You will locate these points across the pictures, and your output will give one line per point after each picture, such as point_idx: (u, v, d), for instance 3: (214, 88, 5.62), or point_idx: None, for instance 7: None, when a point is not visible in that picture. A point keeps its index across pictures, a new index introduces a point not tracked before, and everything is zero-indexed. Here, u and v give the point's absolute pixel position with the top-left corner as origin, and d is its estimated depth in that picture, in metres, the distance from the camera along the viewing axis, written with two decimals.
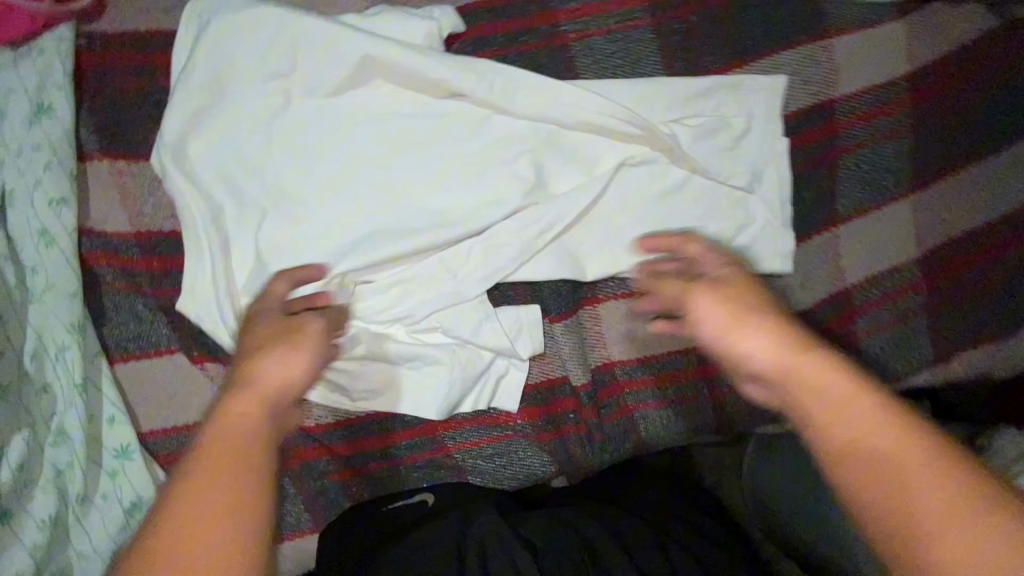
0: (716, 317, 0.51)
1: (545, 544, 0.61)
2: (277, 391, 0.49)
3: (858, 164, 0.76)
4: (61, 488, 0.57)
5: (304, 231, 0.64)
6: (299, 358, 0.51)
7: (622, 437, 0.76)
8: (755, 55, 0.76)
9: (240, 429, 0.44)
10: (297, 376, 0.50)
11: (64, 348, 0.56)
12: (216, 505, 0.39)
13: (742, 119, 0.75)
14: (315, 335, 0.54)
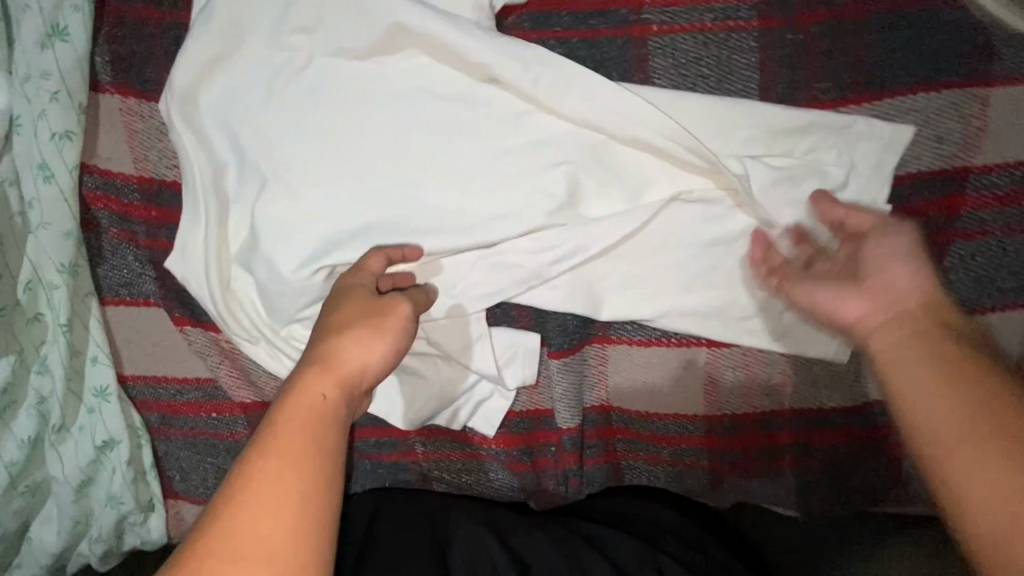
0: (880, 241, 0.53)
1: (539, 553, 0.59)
2: (354, 380, 0.46)
3: (977, 257, 0.61)
4: (42, 415, 0.59)
5: (302, 208, 0.59)
6: (382, 348, 0.48)
7: (602, 481, 0.73)
8: (881, 92, 0.60)
9: (317, 419, 0.41)
10: (373, 368, 0.47)
11: (57, 285, 0.57)
12: (287, 505, 0.37)
13: (841, 171, 0.60)
14: (400, 324, 0.50)
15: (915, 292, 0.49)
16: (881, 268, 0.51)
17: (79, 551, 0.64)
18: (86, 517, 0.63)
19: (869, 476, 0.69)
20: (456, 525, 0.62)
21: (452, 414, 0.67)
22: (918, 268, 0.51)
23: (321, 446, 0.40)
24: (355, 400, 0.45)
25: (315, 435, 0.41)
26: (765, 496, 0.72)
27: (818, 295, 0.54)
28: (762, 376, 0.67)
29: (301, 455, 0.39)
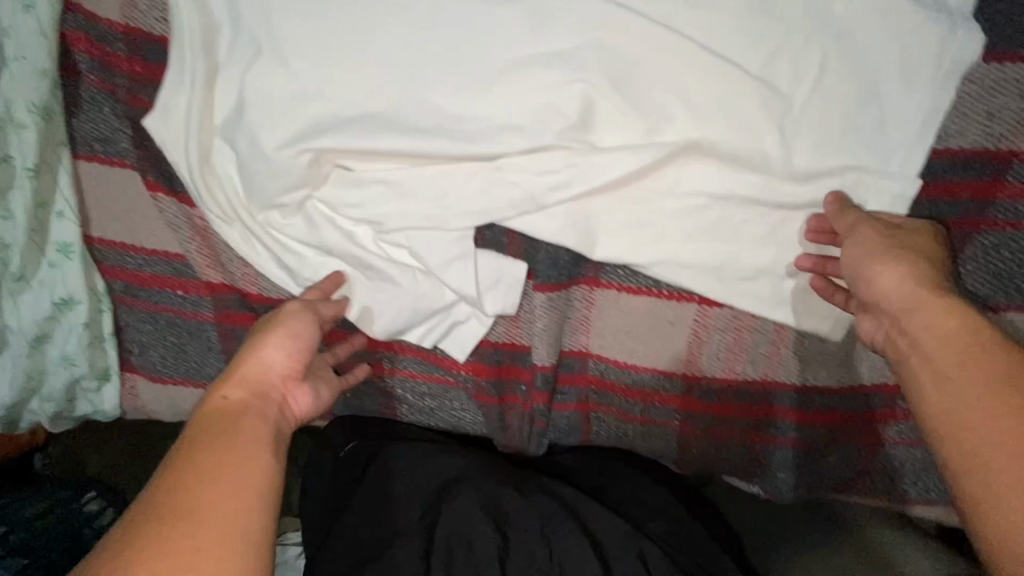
0: (871, 251, 0.52)
1: (513, 531, 0.58)
2: (269, 383, 0.52)
3: (1002, 249, 0.57)
4: (1, 261, 0.56)
5: (294, 87, 0.55)
6: (283, 342, 0.54)
7: (568, 428, 0.71)
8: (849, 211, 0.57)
9: (231, 419, 0.47)
10: (275, 364, 0.53)
11: (24, 126, 0.53)
12: (237, 487, 0.43)
13: (871, 132, 0.56)
14: (298, 317, 0.55)
15: (887, 286, 0.50)
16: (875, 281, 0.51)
17: (31, 408, 0.63)
18: (39, 374, 0.61)
19: (840, 463, 0.67)
20: (449, 506, 0.59)
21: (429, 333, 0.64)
22: (894, 262, 0.51)
23: (238, 440, 0.46)
24: (271, 396, 0.51)
25: (237, 432, 0.47)
26: (732, 468, 0.70)
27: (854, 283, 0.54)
28: (751, 343, 0.64)
29: (229, 456, 0.44)
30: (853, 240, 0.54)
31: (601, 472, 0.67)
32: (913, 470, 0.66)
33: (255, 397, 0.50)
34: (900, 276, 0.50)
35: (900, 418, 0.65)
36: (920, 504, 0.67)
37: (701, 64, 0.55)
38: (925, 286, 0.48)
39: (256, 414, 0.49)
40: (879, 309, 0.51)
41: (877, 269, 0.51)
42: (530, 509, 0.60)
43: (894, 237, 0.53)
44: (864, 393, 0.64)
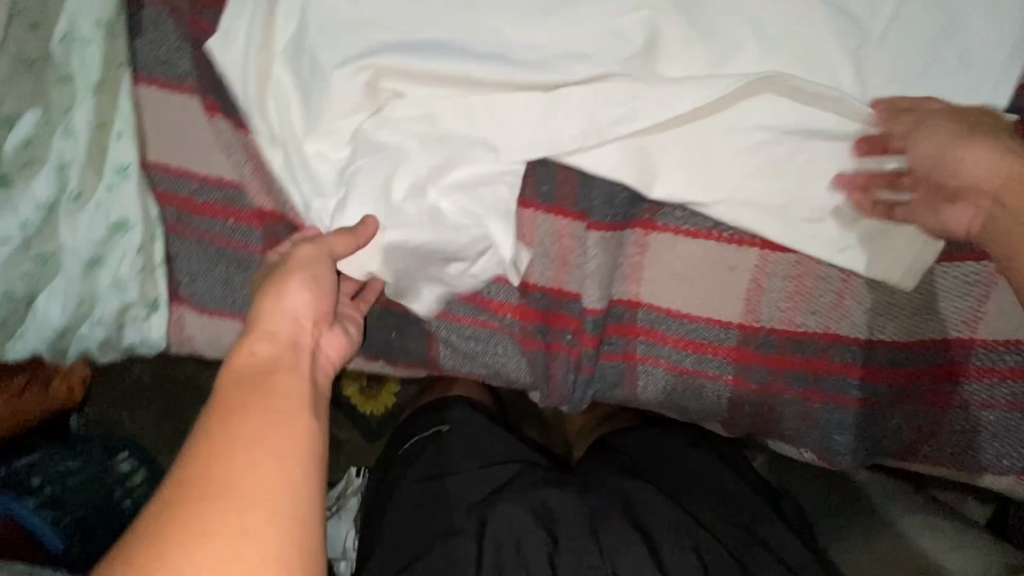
0: (951, 133, 0.50)
1: (561, 525, 0.67)
2: (296, 331, 0.49)
3: None
4: (61, 180, 0.57)
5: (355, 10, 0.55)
6: (305, 286, 0.51)
7: (614, 380, 0.68)
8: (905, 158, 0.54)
9: (261, 375, 0.44)
10: (302, 312, 0.50)
11: (89, 42, 0.54)
12: (278, 454, 0.39)
13: (954, 63, 0.53)
14: (315, 264, 0.52)
15: (984, 166, 0.48)
16: (966, 163, 0.49)
17: (82, 333, 0.64)
18: (91, 298, 0.62)
19: (904, 425, 0.64)
20: (501, 506, 0.68)
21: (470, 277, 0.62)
22: (983, 141, 0.49)
23: (272, 399, 0.42)
24: (297, 347, 0.48)
25: (269, 393, 0.43)
26: (786, 427, 0.67)
27: (935, 171, 0.51)
28: (813, 290, 0.61)
29: (264, 422, 0.41)
30: (928, 130, 0.51)
31: (641, 466, 0.76)
32: (986, 433, 0.62)
33: (279, 350, 0.46)
34: (992, 154, 0.48)
35: (973, 375, 0.60)
36: (992, 471, 0.63)
37: None
38: (1020, 160, 0.47)
39: (288, 367, 0.45)
40: (972, 192, 0.49)
41: (965, 155, 0.49)
42: (579, 512, 0.69)
43: (968, 117, 0.51)
44: (934, 347, 0.61)
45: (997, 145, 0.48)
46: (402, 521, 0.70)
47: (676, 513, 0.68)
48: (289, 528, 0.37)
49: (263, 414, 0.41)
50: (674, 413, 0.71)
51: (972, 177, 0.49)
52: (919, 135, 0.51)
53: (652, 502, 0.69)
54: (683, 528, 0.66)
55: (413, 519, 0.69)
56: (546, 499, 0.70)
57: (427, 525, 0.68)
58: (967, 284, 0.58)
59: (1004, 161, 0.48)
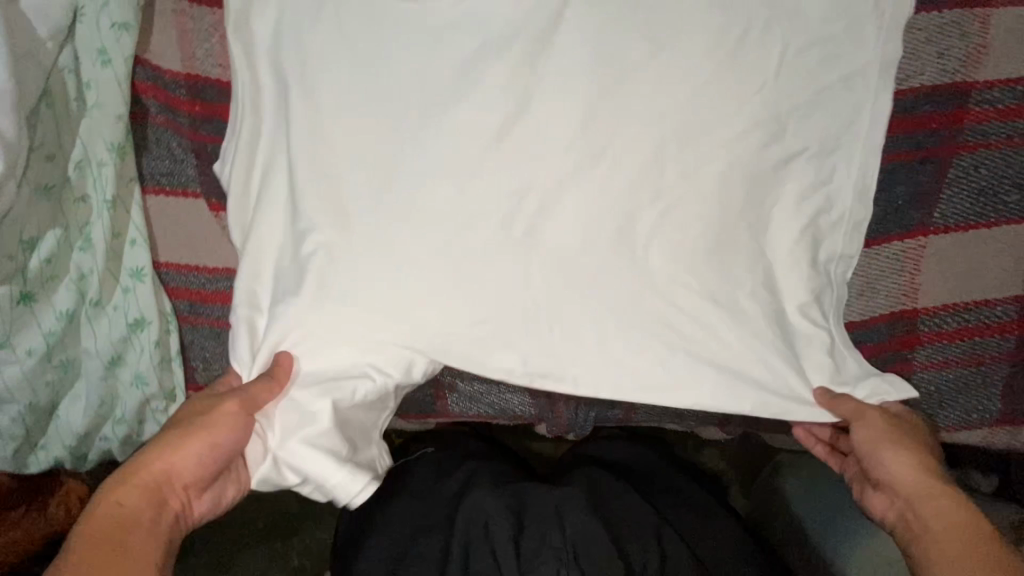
0: (873, 432, 0.62)
1: (528, 516, 0.76)
2: (171, 490, 0.56)
3: (979, 171, 0.64)
4: (80, 291, 0.62)
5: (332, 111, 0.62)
6: (202, 446, 0.57)
7: (612, 400, 0.73)
8: (819, 166, 0.64)
9: (115, 532, 0.52)
10: (185, 466, 0.57)
11: (103, 164, 0.61)
12: None
13: (844, 80, 0.63)
14: (228, 417, 0.58)
15: (906, 473, 0.59)
16: (886, 462, 0.61)
17: (103, 434, 0.67)
18: (112, 396, 0.66)
19: None
20: (476, 493, 0.77)
21: (348, 476, 0.61)
22: (904, 454, 0.60)
23: (122, 567, 0.50)
24: (158, 515, 0.55)
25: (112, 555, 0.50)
26: (776, 418, 0.73)
27: (864, 452, 0.62)
28: None
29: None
30: (864, 423, 0.62)
31: (606, 476, 0.83)
32: (951, 392, 0.69)
33: (143, 509, 0.54)
34: (910, 466, 0.60)
35: (926, 341, 0.68)
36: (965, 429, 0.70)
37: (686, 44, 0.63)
38: (930, 479, 0.59)
39: (146, 528, 0.53)
40: (890, 488, 0.60)
41: (887, 456, 0.61)
42: (551, 505, 0.76)
43: (897, 426, 0.63)
44: (888, 320, 0.68)
45: (914, 455, 0.60)
46: (388, 514, 0.80)
47: (641, 508, 0.79)
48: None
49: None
50: (672, 422, 0.76)
51: (894, 477, 0.60)
52: (852, 424, 0.62)
53: (626, 494, 0.81)
54: (645, 523, 0.77)
55: (400, 513, 0.79)
56: (522, 495, 0.78)
57: (412, 518, 0.79)
58: (899, 261, 0.66)
59: (920, 475, 0.59)
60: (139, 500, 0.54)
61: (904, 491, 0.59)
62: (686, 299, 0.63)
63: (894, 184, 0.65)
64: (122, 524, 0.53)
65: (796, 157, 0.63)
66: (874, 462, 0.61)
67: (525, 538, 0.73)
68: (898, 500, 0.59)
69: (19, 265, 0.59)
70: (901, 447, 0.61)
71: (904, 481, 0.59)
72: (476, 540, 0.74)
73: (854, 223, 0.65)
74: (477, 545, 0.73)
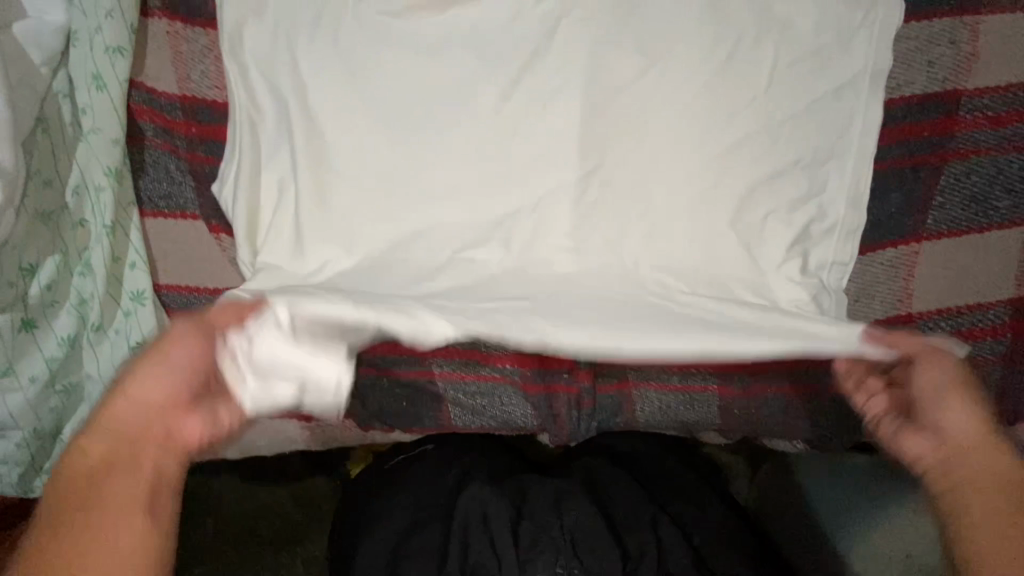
0: (936, 375, 0.57)
1: (529, 506, 0.76)
2: (139, 423, 0.52)
3: (969, 177, 0.65)
4: (81, 315, 0.62)
5: (334, 134, 0.63)
6: (161, 378, 0.53)
7: (614, 409, 0.74)
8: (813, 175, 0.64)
9: (88, 484, 0.50)
10: (154, 401, 0.53)
11: (100, 189, 0.61)
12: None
13: (836, 89, 0.63)
14: (182, 340, 0.54)
15: (962, 421, 0.55)
16: (942, 408, 0.56)
17: None
18: None
19: None
20: (476, 483, 0.77)
21: (331, 369, 0.54)
22: (964, 403, 0.56)
23: (95, 519, 0.48)
24: (134, 457, 0.51)
25: (89, 507, 0.49)
26: (775, 424, 0.74)
27: (919, 393, 0.57)
28: None
29: (92, 541, 0.47)
30: (925, 367, 0.57)
31: (608, 470, 0.83)
32: None
33: (111, 454, 0.51)
34: (964, 415, 0.55)
35: None
36: None
37: (678, 57, 0.63)
38: (982, 430, 0.55)
39: (118, 472, 0.50)
40: (939, 432, 0.56)
41: (951, 412, 0.56)
42: (550, 494, 0.78)
43: (962, 371, 0.57)
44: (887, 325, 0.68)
45: (973, 402, 0.56)
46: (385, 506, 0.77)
47: (638, 497, 0.79)
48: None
49: (80, 539, 0.47)
50: (674, 429, 0.77)
51: (949, 424, 0.55)
52: (917, 364, 0.57)
53: (628, 485, 0.80)
54: (643, 512, 0.77)
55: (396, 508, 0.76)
56: (523, 486, 0.78)
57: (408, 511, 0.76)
58: (894, 268, 0.67)
59: (975, 427, 0.55)
60: (108, 447, 0.51)
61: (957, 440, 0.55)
62: (686, 303, 0.63)
63: (888, 191, 0.66)
64: (96, 472, 0.50)
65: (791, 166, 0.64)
66: (930, 403, 0.56)
67: (525, 527, 0.74)
68: (946, 444, 0.55)
69: (19, 292, 0.58)
70: (962, 393, 0.56)
71: (960, 428, 0.55)
72: (477, 537, 0.73)
73: (847, 231, 0.65)
74: (476, 536, 0.73)
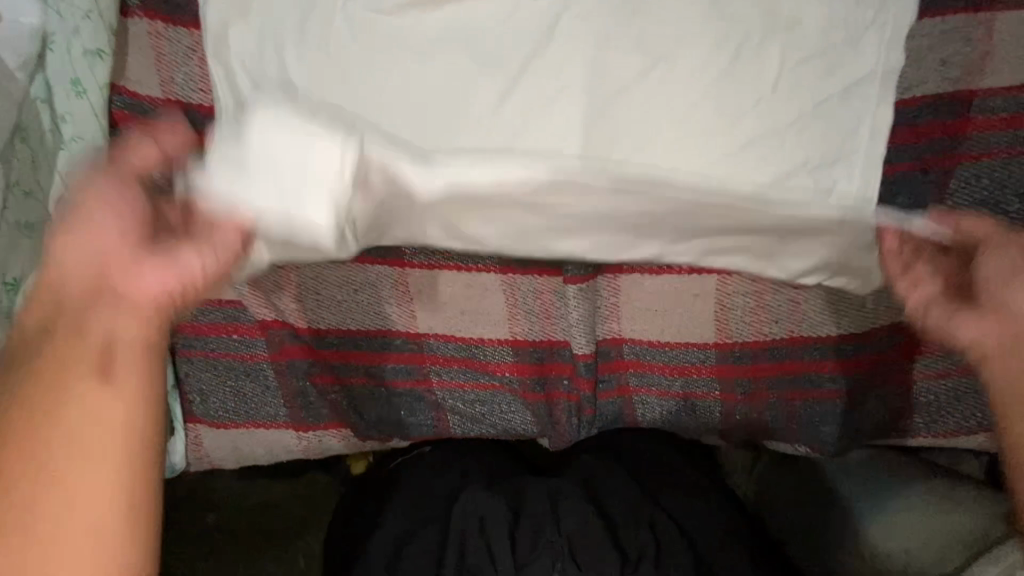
0: (1005, 258, 0.50)
1: (526, 511, 0.71)
2: (85, 283, 0.43)
3: (981, 179, 0.62)
4: None
5: None
6: (101, 222, 0.44)
7: (614, 414, 0.74)
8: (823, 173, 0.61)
9: (29, 356, 0.41)
10: (98, 247, 0.44)
11: None
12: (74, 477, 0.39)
13: (844, 87, 0.61)
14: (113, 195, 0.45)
15: None
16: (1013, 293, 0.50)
17: None
18: None
19: (879, 406, 0.71)
20: (469, 490, 0.72)
21: (327, 217, 0.44)
22: None
23: (45, 403, 0.40)
24: (85, 320, 0.42)
25: (48, 386, 0.40)
26: (777, 429, 0.73)
27: (985, 271, 0.51)
28: (771, 302, 0.68)
29: (51, 426, 0.39)
30: (994, 251, 0.51)
31: (609, 465, 0.78)
32: (948, 400, 0.70)
33: (54, 317, 0.43)
34: None
35: (924, 352, 0.69)
36: (962, 433, 0.70)
37: (681, 54, 0.61)
38: None
39: (68, 341, 0.41)
40: (1001, 316, 0.50)
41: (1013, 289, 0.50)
42: (547, 496, 0.72)
43: None
44: (889, 330, 0.68)
45: None
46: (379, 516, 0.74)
47: (638, 497, 0.74)
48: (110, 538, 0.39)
49: (41, 429, 0.39)
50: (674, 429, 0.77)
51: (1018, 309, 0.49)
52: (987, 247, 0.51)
53: (629, 485, 0.75)
54: (642, 512, 0.72)
55: (391, 518, 0.73)
56: (519, 489, 0.74)
57: (401, 520, 0.72)
58: None
59: None
60: (51, 322, 0.42)
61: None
62: None
63: (897, 195, 0.64)
64: (44, 359, 0.41)
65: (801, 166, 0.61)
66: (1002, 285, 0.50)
67: (521, 533, 0.69)
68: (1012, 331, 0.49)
69: (5, 308, 0.56)
70: None
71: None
72: (473, 539, 0.68)
73: None
74: (473, 544, 0.68)
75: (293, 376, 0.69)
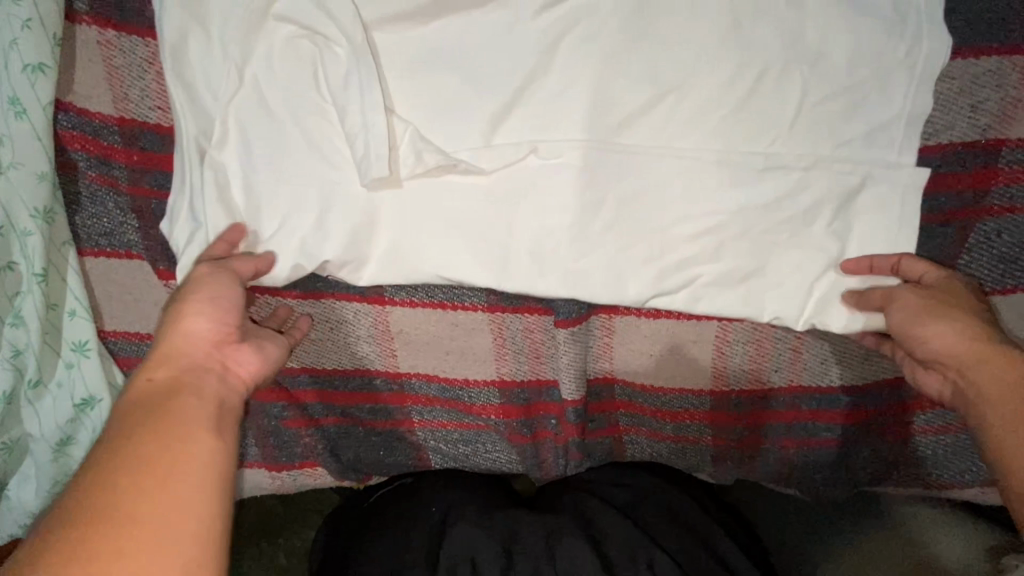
0: (907, 305, 0.53)
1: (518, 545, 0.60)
2: (207, 360, 0.47)
3: (1000, 235, 0.59)
4: (17, 369, 0.55)
5: (304, 171, 0.56)
6: (208, 306, 0.49)
7: (603, 454, 0.72)
8: (835, 226, 0.58)
9: (191, 426, 0.41)
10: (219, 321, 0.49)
11: (28, 233, 0.53)
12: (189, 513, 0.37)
13: (864, 132, 0.56)
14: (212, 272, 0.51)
15: (957, 343, 0.49)
16: (930, 334, 0.51)
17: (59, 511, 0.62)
18: (66, 476, 0.61)
19: (874, 457, 0.68)
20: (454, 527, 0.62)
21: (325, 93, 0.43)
22: (954, 323, 0.50)
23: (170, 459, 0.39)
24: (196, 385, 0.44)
25: (176, 422, 0.41)
26: (769, 473, 0.71)
27: (896, 328, 0.53)
28: (772, 351, 0.65)
29: (174, 449, 0.39)
30: (893, 308, 0.54)
31: (618, 493, 0.68)
32: (947, 454, 0.68)
33: (176, 380, 0.44)
34: (958, 335, 0.49)
35: (927, 407, 0.66)
36: (958, 486, 0.69)
37: (691, 87, 0.56)
38: (987, 344, 0.48)
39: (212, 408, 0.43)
40: (942, 365, 0.50)
41: (931, 329, 0.51)
42: (539, 529, 0.62)
43: (932, 292, 0.53)
44: (891, 384, 0.66)
45: (954, 318, 0.50)
46: (356, 553, 0.64)
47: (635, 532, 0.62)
48: (204, 497, 0.38)
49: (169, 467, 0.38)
50: (673, 464, 0.73)
51: (936, 348, 0.50)
52: (884, 307, 0.54)
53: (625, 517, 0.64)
54: (641, 546, 0.60)
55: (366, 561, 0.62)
56: (510, 522, 0.63)
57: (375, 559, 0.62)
58: None
59: (978, 344, 0.48)
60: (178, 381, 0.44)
61: (963, 362, 0.48)
62: None
63: (917, 247, 0.59)
64: (185, 420, 0.42)
65: (811, 214, 0.57)
66: (922, 333, 0.51)
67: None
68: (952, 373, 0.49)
69: None
70: (939, 312, 0.51)
71: (950, 348, 0.49)
72: None
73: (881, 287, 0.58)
74: None
75: (266, 416, 0.66)
